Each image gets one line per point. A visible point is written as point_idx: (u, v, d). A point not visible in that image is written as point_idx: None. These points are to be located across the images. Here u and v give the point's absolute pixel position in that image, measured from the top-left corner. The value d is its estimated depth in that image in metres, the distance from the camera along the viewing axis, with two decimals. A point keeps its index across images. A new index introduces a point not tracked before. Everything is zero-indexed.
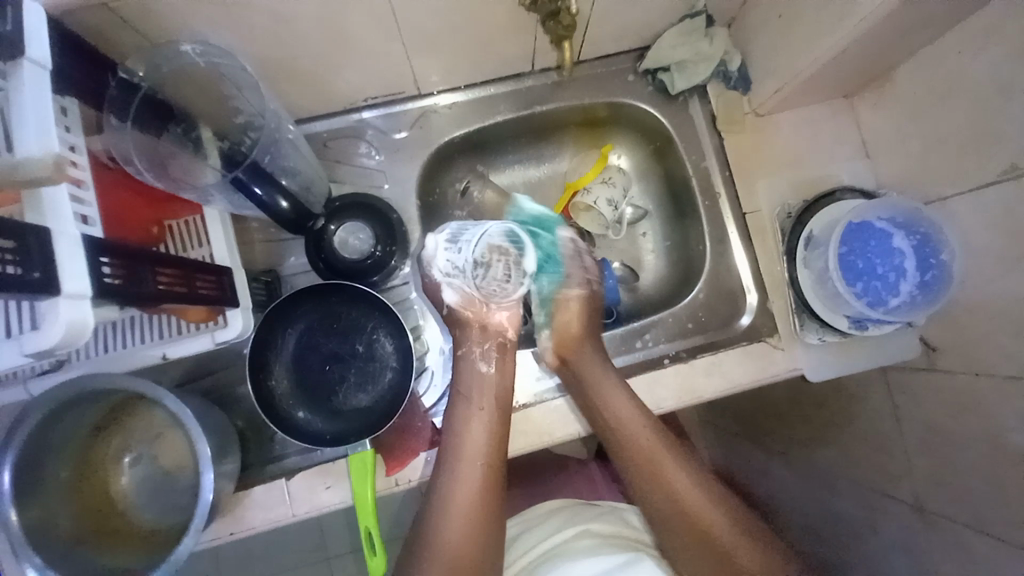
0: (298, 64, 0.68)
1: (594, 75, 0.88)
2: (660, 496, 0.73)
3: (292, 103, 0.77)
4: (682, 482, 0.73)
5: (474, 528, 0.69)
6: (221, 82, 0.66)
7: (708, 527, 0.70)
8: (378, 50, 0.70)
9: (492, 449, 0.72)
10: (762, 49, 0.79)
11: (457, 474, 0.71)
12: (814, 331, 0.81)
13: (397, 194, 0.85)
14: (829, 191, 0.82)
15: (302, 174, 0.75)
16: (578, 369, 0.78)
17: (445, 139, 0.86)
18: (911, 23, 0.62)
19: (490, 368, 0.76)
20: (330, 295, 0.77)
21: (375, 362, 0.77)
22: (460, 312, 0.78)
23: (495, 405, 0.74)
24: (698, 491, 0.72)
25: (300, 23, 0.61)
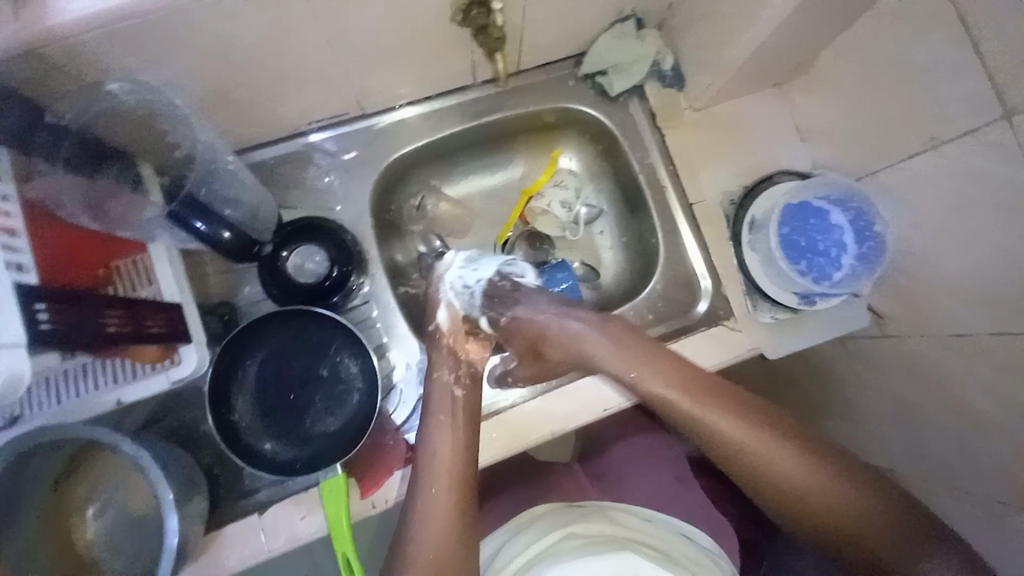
0: (237, 95, 0.68)
1: (536, 84, 0.90)
2: (691, 429, 0.71)
3: (235, 135, 0.77)
4: (709, 405, 0.70)
5: (448, 545, 0.67)
6: (154, 120, 0.66)
7: (791, 480, 0.67)
8: (321, 75, 0.71)
9: (463, 461, 0.71)
10: (692, 47, 0.83)
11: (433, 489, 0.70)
12: (767, 310, 0.84)
13: (351, 214, 0.85)
14: (767, 176, 0.86)
15: (247, 204, 0.75)
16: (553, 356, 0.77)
17: (394, 156, 0.87)
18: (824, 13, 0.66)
19: (463, 391, 0.75)
20: (288, 320, 0.75)
21: (341, 384, 0.76)
22: (441, 333, 0.79)
23: (462, 417, 0.74)
24: (777, 444, 0.68)
25: (241, 55, 0.62)
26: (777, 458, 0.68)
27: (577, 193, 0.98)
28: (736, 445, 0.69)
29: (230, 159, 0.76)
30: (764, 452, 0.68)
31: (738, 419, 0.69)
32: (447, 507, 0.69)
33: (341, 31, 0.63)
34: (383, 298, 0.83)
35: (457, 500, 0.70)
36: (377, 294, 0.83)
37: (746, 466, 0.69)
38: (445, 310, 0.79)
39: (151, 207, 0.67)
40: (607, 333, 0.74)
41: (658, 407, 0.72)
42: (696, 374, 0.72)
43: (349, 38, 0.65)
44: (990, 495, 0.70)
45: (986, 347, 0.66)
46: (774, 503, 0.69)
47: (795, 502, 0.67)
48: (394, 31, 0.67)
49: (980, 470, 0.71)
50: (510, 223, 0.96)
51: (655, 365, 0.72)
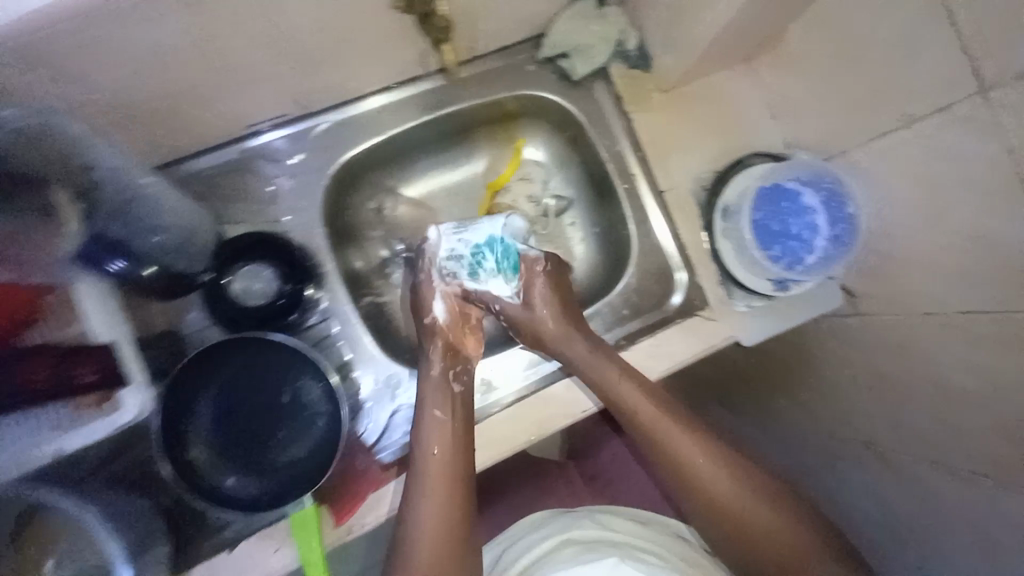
0: (154, 102, 0.60)
1: (494, 70, 0.84)
2: (661, 455, 0.74)
3: (158, 147, 0.68)
4: (678, 434, 0.74)
5: (444, 543, 0.67)
6: (60, 138, 0.56)
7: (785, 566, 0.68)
8: (250, 73, 0.63)
9: (459, 459, 0.70)
10: (656, 24, 0.78)
11: (427, 490, 0.68)
12: (742, 299, 0.82)
13: (299, 226, 0.77)
14: (738, 159, 0.83)
15: (175, 228, 0.68)
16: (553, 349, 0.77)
17: (344, 158, 0.80)
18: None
19: (461, 387, 0.74)
20: (239, 348, 0.70)
21: (305, 409, 0.72)
22: (439, 328, 0.77)
23: (456, 413, 0.72)
24: (735, 480, 0.72)
25: (152, 56, 0.54)
26: (776, 541, 0.69)
27: (546, 185, 0.95)
28: (737, 517, 0.71)
29: (145, 180, 0.67)
30: (764, 531, 0.69)
31: (743, 490, 0.71)
32: (442, 506, 0.68)
33: (267, 22, 0.56)
34: (343, 314, 0.77)
35: (453, 498, 0.69)
36: (336, 309, 0.77)
37: (742, 538, 0.71)
38: (439, 304, 0.78)
39: (65, 241, 0.57)
40: (593, 365, 0.75)
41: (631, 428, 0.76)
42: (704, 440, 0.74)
43: (277, 29, 0.58)
44: (967, 467, 0.72)
45: (961, 326, 0.66)
46: (722, 538, 0.72)
47: (742, 539, 0.71)
48: (328, 21, 0.60)
49: (956, 444, 0.73)
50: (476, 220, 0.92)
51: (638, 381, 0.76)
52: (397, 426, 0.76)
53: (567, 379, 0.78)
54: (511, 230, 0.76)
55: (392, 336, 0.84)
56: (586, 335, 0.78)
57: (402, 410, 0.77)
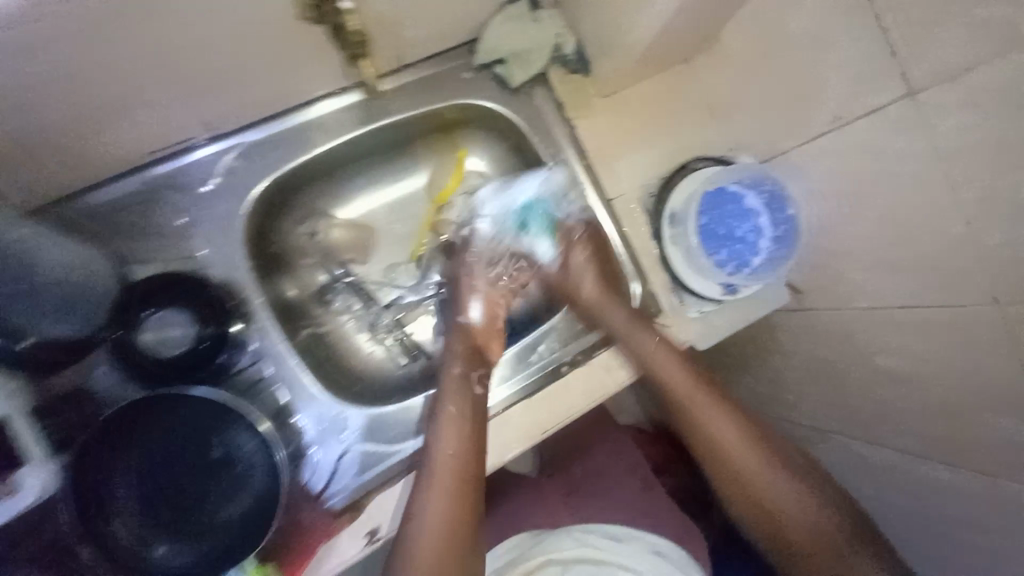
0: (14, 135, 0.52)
1: (427, 78, 0.79)
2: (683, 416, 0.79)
3: (39, 190, 0.61)
4: (703, 396, 0.78)
5: (443, 542, 0.64)
6: None
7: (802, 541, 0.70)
8: (137, 94, 0.55)
9: (470, 459, 0.67)
10: (591, 27, 0.75)
11: (434, 486, 0.66)
12: (694, 304, 0.81)
13: (219, 259, 0.70)
14: (683, 164, 0.82)
15: (59, 287, 0.59)
16: (593, 315, 0.82)
17: (264, 181, 0.72)
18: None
19: (482, 391, 0.73)
20: (157, 404, 0.63)
21: (239, 463, 0.65)
22: (472, 328, 0.80)
23: (470, 412, 0.70)
24: (756, 448, 0.75)
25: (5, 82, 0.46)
26: (794, 517, 0.71)
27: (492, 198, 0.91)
28: (762, 493, 0.73)
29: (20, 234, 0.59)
30: (783, 507, 0.72)
31: (768, 467, 0.73)
32: (445, 505, 0.65)
33: (144, 37, 0.49)
34: (277, 354, 0.71)
35: (457, 500, 0.66)
36: (269, 350, 0.71)
37: (764, 515, 0.73)
38: (478, 304, 0.82)
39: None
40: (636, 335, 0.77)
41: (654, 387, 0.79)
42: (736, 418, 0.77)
43: (159, 43, 0.51)
44: (909, 454, 0.75)
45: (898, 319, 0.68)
46: (734, 501, 0.75)
47: (753, 505, 0.73)
48: (221, 32, 0.53)
49: (897, 432, 0.75)
50: (421, 237, 0.88)
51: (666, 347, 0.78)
52: (347, 469, 0.72)
53: (603, 356, 0.79)
54: (552, 189, 0.83)
55: (337, 369, 0.79)
56: (618, 308, 0.80)
57: (352, 451, 0.72)
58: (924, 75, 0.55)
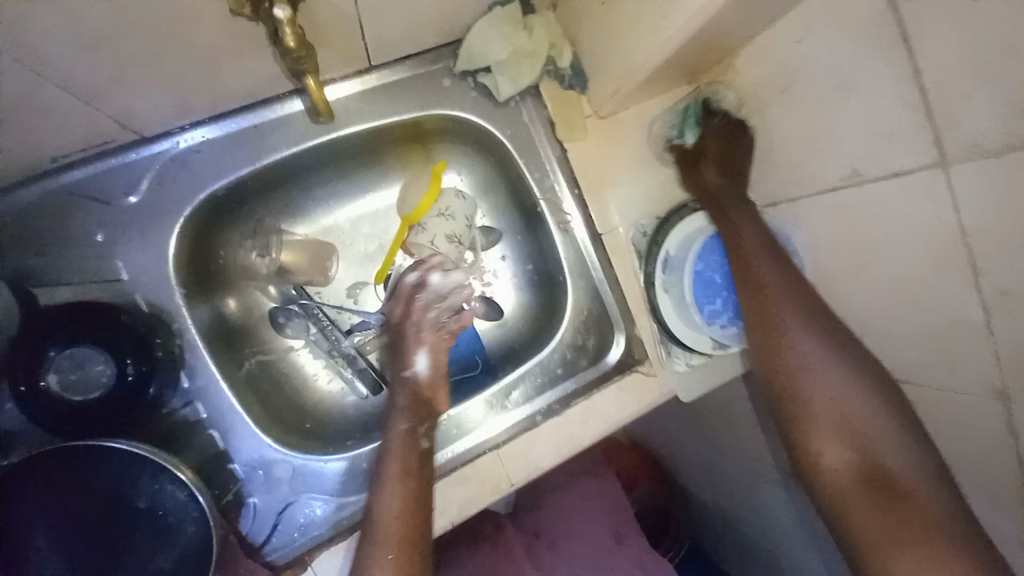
0: None
1: (400, 82, 0.69)
2: (758, 323, 0.66)
3: None
4: (788, 308, 0.64)
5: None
6: None
7: (831, 433, 0.61)
8: (17, 96, 0.46)
9: (414, 517, 0.59)
10: (590, 40, 0.66)
11: (375, 557, 0.57)
12: (681, 357, 0.74)
13: (147, 284, 0.61)
14: (683, 203, 0.74)
15: None
16: (731, 205, 0.70)
17: (206, 194, 0.63)
18: (741, 11, 0.53)
19: (430, 445, 0.65)
20: (65, 452, 0.55)
21: (163, 520, 0.58)
22: (417, 383, 0.68)
23: (415, 468, 0.62)
24: (845, 376, 0.61)
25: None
26: (834, 410, 0.61)
27: (469, 221, 0.79)
28: (814, 415, 0.62)
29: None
30: (827, 422, 0.61)
31: (850, 389, 0.61)
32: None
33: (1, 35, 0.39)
34: (213, 393, 0.64)
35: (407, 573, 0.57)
36: (206, 389, 0.63)
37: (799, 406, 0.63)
38: (423, 355, 0.70)
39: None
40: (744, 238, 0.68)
41: (745, 284, 0.67)
42: (818, 332, 0.63)
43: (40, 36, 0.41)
44: None
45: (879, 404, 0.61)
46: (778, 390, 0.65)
47: (791, 400, 0.63)
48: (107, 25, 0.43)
49: None
50: (389, 259, 0.78)
51: (772, 248, 0.67)
52: (291, 523, 0.65)
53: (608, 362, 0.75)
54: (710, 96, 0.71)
55: (287, 404, 0.72)
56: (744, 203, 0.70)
57: (299, 502, 0.65)
58: (957, 145, 0.46)
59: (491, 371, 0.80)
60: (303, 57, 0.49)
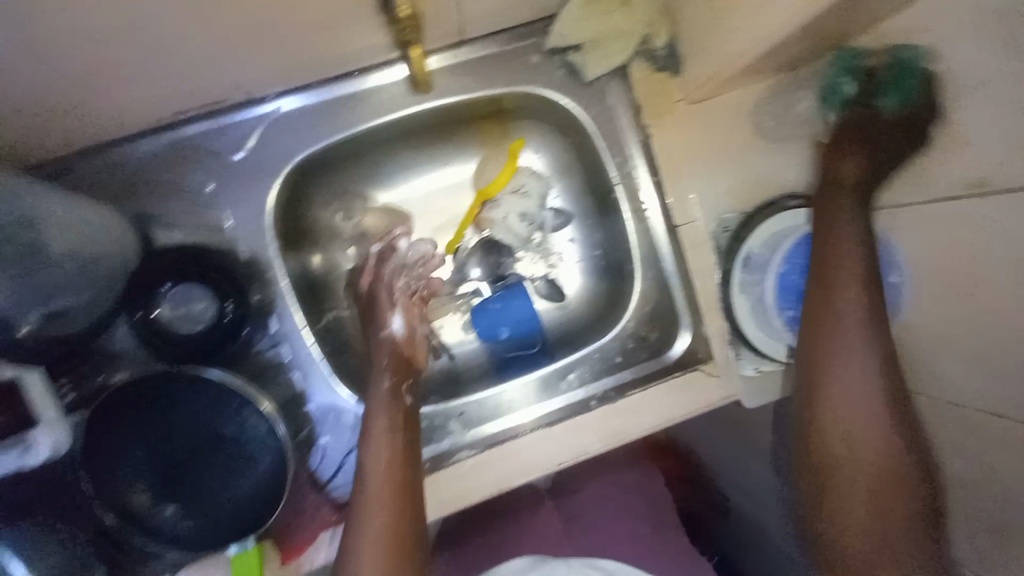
0: (36, 91, 0.49)
1: (489, 56, 0.69)
2: (826, 306, 0.63)
3: (60, 140, 0.58)
4: (852, 301, 0.62)
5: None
6: None
7: (852, 447, 0.61)
8: (154, 60, 0.51)
9: (402, 469, 0.61)
10: (692, 20, 0.63)
11: (367, 512, 0.59)
12: (749, 361, 0.71)
13: (247, 234, 0.67)
14: (772, 200, 0.70)
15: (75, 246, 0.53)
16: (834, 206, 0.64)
17: (302, 155, 0.68)
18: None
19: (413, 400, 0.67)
20: (169, 379, 0.62)
21: (246, 444, 0.65)
22: (394, 341, 0.69)
23: (402, 425, 0.64)
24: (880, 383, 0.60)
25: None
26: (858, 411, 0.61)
27: (542, 199, 0.81)
28: (839, 428, 0.61)
29: (34, 201, 0.51)
30: (845, 435, 0.61)
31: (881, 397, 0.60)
32: (389, 538, 0.58)
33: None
34: (296, 341, 0.69)
35: (399, 524, 0.59)
36: (289, 335, 0.69)
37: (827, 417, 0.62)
38: (399, 316, 0.70)
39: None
40: (836, 223, 0.63)
41: (822, 266, 0.64)
42: (862, 349, 0.61)
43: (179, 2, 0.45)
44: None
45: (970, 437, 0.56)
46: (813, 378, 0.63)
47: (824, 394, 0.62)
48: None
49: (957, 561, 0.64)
50: (461, 232, 0.80)
51: (849, 239, 0.63)
52: (354, 467, 0.70)
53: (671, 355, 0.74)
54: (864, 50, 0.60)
55: (357, 359, 0.76)
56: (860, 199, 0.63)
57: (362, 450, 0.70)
58: None
59: (548, 352, 0.81)
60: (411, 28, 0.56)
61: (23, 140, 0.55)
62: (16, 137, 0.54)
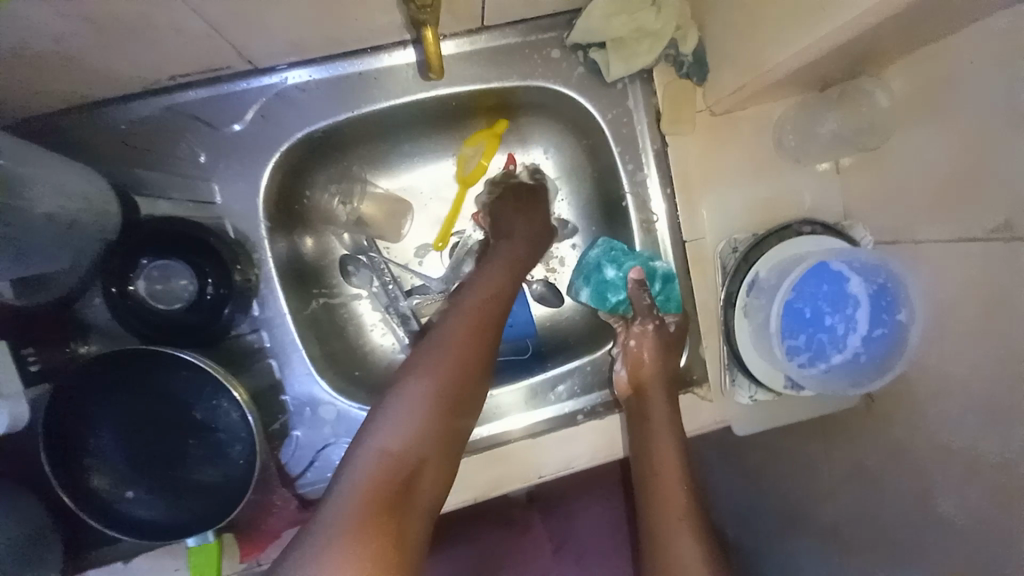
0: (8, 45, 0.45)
1: (508, 47, 0.66)
2: (639, 434, 0.66)
3: (43, 97, 0.54)
4: (665, 439, 0.65)
5: (430, 444, 0.53)
6: None
7: (677, 525, 0.62)
8: (145, 25, 0.47)
9: (498, 302, 0.64)
10: (723, 30, 0.60)
11: (458, 315, 0.62)
12: (746, 389, 0.69)
13: (237, 211, 0.64)
14: (786, 223, 0.67)
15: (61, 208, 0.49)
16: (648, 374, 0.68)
17: (301, 133, 0.64)
18: (911, 23, 0.45)
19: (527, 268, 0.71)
20: (141, 357, 0.58)
21: (218, 431, 0.62)
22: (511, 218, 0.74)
23: (517, 264, 0.69)
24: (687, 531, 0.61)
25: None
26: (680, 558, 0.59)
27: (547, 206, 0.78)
28: (674, 514, 0.63)
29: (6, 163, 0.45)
30: None
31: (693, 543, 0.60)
32: (466, 350, 0.59)
33: None
34: (279, 327, 0.66)
35: (480, 333, 0.61)
36: (272, 321, 0.66)
37: (666, 505, 0.63)
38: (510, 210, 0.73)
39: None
40: (647, 364, 0.68)
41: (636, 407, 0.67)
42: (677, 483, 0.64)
43: None
44: None
45: (974, 488, 0.53)
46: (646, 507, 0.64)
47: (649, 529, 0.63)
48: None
49: None
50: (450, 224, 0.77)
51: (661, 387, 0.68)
52: (326, 462, 0.67)
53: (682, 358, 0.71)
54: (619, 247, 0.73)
55: (342, 350, 0.73)
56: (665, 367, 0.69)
57: (336, 446, 0.67)
58: None
59: (540, 358, 0.78)
60: (427, 9, 0.51)
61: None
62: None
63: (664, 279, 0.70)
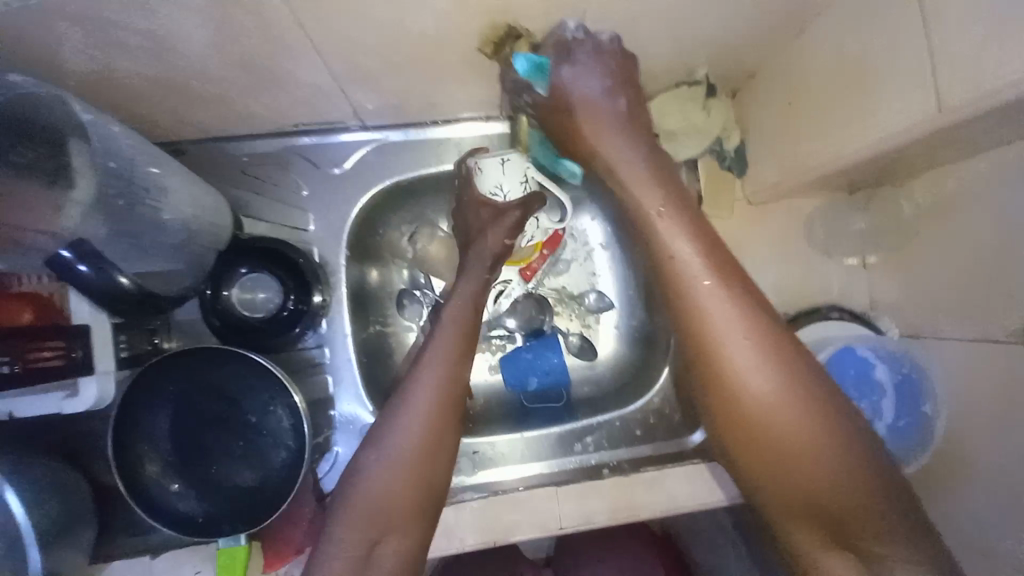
0: (186, 85, 0.56)
1: None
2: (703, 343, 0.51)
3: (193, 127, 0.66)
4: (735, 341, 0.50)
5: (402, 500, 0.55)
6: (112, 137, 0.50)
7: (789, 416, 0.48)
8: (293, 81, 0.58)
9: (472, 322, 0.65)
10: (764, 134, 0.70)
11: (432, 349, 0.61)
12: None
13: (323, 239, 0.73)
14: (815, 307, 0.72)
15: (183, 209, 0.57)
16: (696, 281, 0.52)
17: (390, 182, 0.75)
18: (931, 143, 0.53)
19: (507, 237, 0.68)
20: (217, 357, 0.65)
21: (267, 436, 0.66)
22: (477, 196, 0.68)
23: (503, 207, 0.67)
24: (811, 420, 0.48)
25: (174, 36, 0.48)
26: (801, 451, 0.47)
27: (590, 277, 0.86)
28: (778, 419, 0.48)
29: (156, 171, 0.55)
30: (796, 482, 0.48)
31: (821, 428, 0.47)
32: (437, 384, 0.59)
33: (310, 39, 0.51)
34: (340, 347, 0.73)
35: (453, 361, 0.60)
36: (334, 340, 0.73)
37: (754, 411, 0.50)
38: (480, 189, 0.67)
39: (23, 258, 0.49)
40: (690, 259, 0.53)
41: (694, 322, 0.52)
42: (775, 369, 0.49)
43: (333, 43, 0.53)
44: None
45: None
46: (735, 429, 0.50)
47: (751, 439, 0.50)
48: (387, 37, 0.53)
49: None
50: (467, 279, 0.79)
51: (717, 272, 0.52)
52: None
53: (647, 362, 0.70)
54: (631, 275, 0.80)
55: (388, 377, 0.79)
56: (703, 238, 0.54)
57: None
58: None
59: (569, 408, 0.82)
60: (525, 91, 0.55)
61: (157, 118, 0.62)
62: (161, 116, 0.62)
63: (528, 71, 0.56)
